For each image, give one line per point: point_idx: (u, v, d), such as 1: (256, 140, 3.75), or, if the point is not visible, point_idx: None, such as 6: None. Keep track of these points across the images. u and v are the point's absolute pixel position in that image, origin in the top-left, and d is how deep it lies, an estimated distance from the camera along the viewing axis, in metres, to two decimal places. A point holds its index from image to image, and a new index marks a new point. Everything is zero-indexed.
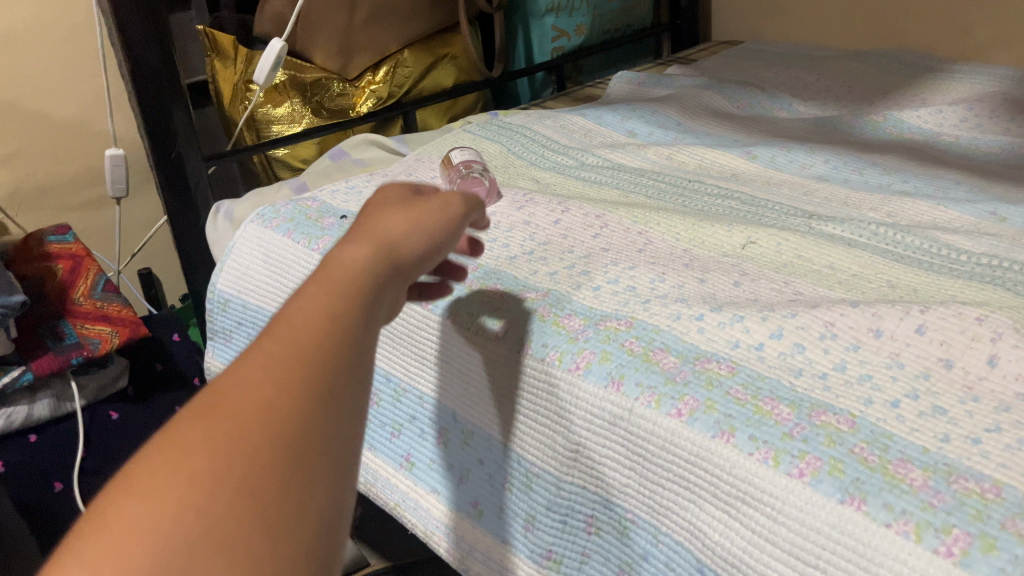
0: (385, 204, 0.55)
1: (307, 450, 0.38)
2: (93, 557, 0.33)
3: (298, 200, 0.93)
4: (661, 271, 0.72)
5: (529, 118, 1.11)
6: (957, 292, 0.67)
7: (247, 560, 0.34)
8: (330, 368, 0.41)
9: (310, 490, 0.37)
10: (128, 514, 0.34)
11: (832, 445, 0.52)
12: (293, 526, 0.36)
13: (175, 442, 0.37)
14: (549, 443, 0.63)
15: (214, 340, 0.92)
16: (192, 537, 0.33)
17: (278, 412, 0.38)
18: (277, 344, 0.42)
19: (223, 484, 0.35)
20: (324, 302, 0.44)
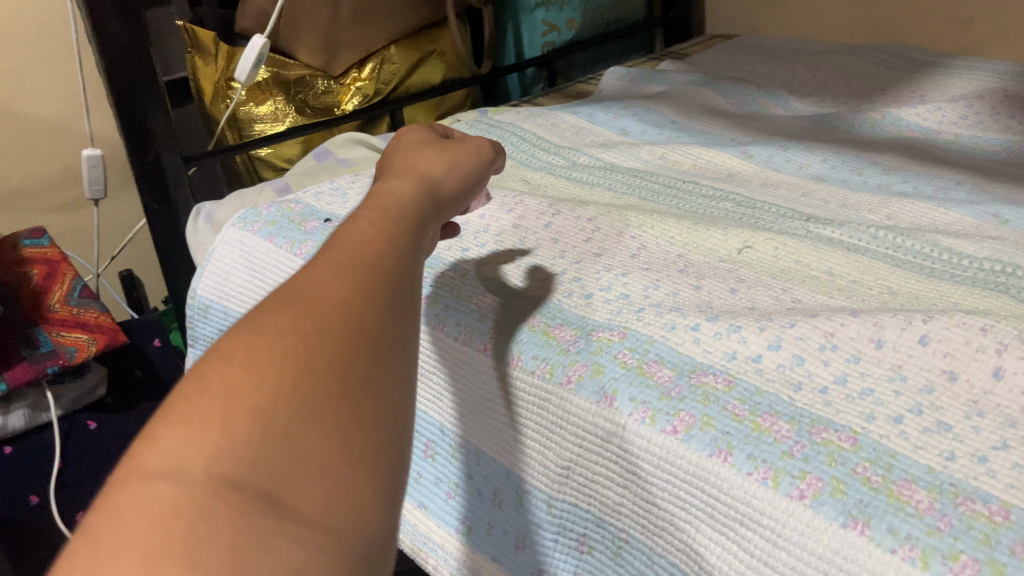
0: (406, 155, 0.66)
1: (379, 339, 0.43)
2: (199, 418, 0.35)
3: (281, 202, 0.90)
4: (655, 277, 0.70)
5: (519, 116, 1.08)
6: (961, 300, 0.65)
7: (341, 425, 0.38)
8: (387, 279, 0.46)
9: (385, 374, 0.41)
10: (230, 380, 0.37)
11: (833, 464, 0.50)
12: (375, 402, 0.40)
13: (262, 327, 0.40)
14: (541, 459, 0.61)
15: (195, 348, 0.89)
16: (290, 400, 0.37)
17: (349, 307, 0.43)
18: (339, 256, 0.47)
19: (312, 359, 0.39)
20: (375, 227, 0.51)
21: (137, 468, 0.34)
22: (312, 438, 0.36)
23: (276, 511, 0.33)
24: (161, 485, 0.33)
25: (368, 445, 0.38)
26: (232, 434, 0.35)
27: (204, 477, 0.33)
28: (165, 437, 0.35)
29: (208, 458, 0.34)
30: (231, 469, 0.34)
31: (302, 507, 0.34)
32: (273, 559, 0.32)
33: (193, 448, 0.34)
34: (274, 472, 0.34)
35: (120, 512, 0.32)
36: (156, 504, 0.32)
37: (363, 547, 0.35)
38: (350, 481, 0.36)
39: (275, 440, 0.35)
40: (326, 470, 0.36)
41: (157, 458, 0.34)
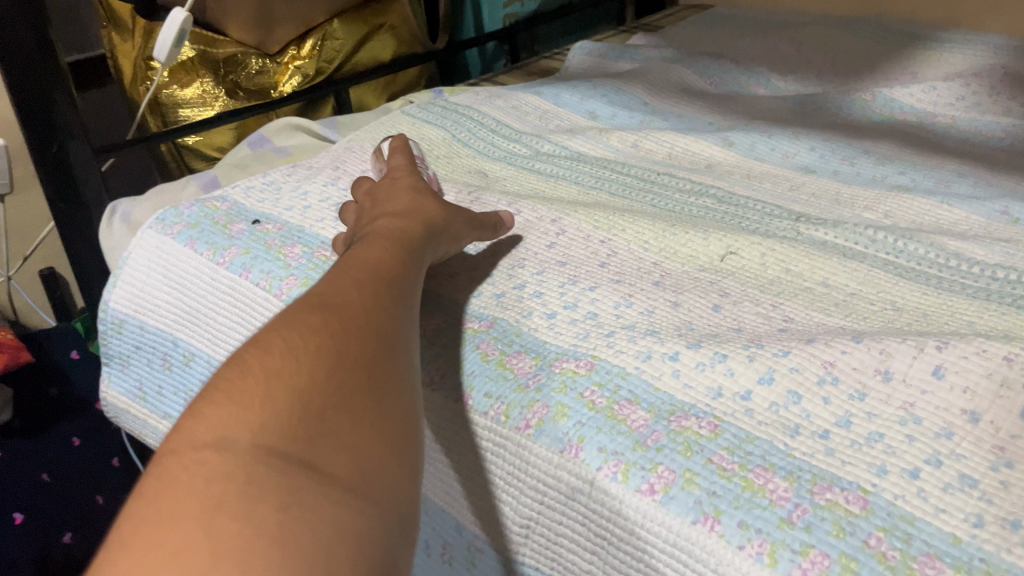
0: (403, 191, 0.65)
1: (394, 345, 0.44)
2: (241, 396, 0.36)
3: (205, 200, 0.80)
4: (627, 291, 0.61)
5: (477, 97, 0.98)
6: (975, 318, 0.57)
7: (369, 412, 0.39)
8: (395, 298, 0.49)
9: (402, 375, 0.43)
10: (267, 367, 0.38)
11: (841, 536, 0.42)
12: (396, 396, 0.41)
13: (293, 323, 0.42)
14: (495, 517, 0.52)
15: (111, 367, 0.79)
16: (323, 387, 0.38)
17: (368, 315, 0.45)
18: (354, 274, 0.49)
19: (340, 355, 0.40)
20: (382, 252, 0.53)
21: (182, 442, 0.34)
22: (344, 423, 0.37)
23: (320, 477, 0.34)
24: (209, 453, 0.33)
25: (392, 431, 0.39)
26: (274, 411, 0.36)
27: (251, 448, 0.34)
28: (208, 414, 0.36)
29: (251, 431, 0.35)
30: (275, 442, 0.34)
31: (340, 478, 0.34)
32: (317, 516, 0.32)
33: (238, 423, 0.35)
34: (312, 449, 0.35)
35: (174, 476, 0.32)
36: (207, 469, 0.32)
37: (397, 518, 0.35)
38: (381, 463, 0.37)
39: (312, 422, 0.36)
40: (358, 449, 0.37)
41: (202, 432, 0.35)
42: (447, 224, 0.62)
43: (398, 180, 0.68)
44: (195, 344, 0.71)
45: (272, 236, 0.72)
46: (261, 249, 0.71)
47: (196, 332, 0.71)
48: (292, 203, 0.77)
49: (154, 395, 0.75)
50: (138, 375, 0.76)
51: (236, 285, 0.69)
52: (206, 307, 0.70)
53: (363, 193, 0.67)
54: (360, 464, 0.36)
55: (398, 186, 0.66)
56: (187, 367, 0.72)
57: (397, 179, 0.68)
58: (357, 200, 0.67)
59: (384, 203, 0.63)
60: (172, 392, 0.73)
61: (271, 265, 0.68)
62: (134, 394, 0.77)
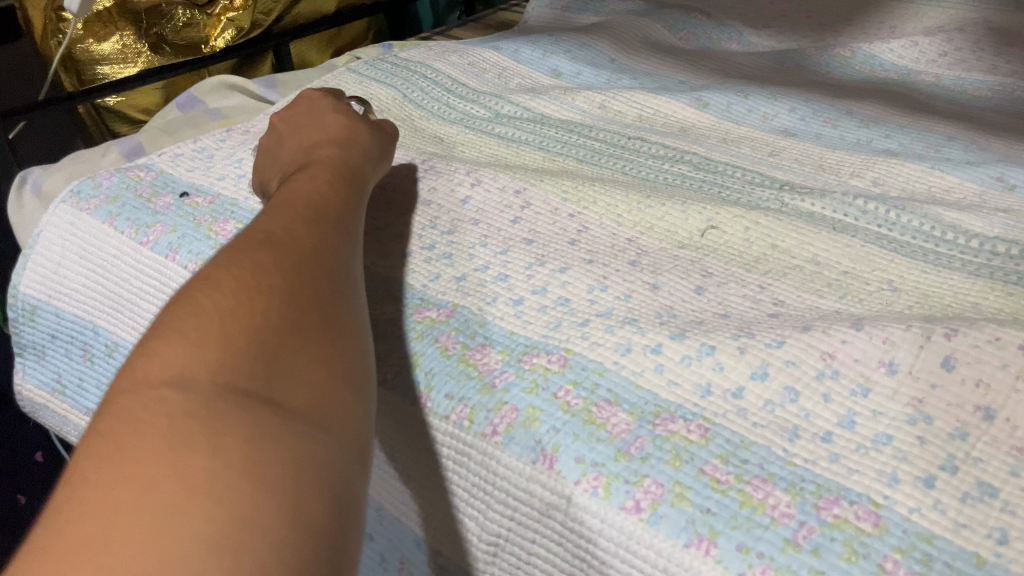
0: (324, 113, 0.62)
1: (344, 282, 0.42)
2: (193, 333, 0.33)
3: (127, 169, 0.71)
4: (601, 273, 0.55)
5: (430, 52, 0.91)
6: (979, 300, 0.52)
7: (325, 352, 0.36)
8: (345, 236, 0.46)
9: (351, 312, 0.40)
10: (218, 302, 0.35)
11: (853, 561, 0.37)
12: (350, 336, 0.39)
13: (243, 253, 0.39)
14: (459, 534, 0.46)
15: (25, 358, 0.70)
16: (280, 325, 0.35)
17: (317, 253, 0.42)
18: (297, 207, 0.46)
19: (293, 293, 0.37)
20: (325, 189, 0.50)
21: (137, 378, 0.31)
22: (302, 361, 0.35)
23: (286, 416, 0.32)
24: (166, 392, 0.31)
25: (348, 370, 0.37)
26: (231, 349, 0.33)
27: (210, 387, 0.31)
28: (160, 351, 0.32)
29: (208, 368, 0.32)
30: (236, 379, 0.32)
31: (303, 417, 0.32)
32: (287, 451, 0.30)
33: (192, 360, 0.32)
34: (272, 386, 0.33)
35: (133, 415, 0.30)
36: (166, 409, 0.30)
37: (356, 452, 0.34)
38: (341, 400, 0.35)
39: (270, 359, 0.33)
40: (319, 381, 0.35)
41: (155, 369, 0.32)
42: (376, 145, 0.61)
43: (315, 100, 0.64)
44: (119, 333, 0.63)
45: (202, 211, 0.65)
46: (189, 227, 0.63)
47: (118, 320, 0.63)
48: (224, 171, 0.70)
49: (74, 390, 0.67)
50: (55, 367, 0.68)
51: (162, 267, 0.61)
52: (129, 292, 0.62)
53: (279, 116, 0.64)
54: (319, 402, 0.34)
55: (316, 107, 0.63)
56: (110, 359, 0.64)
57: (307, 96, 0.66)
58: (276, 128, 0.63)
59: (309, 132, 0.60)
60: (93, 387, 0.65)
61: (200, 245, 0.61)
62: (52, 388, 0.69)
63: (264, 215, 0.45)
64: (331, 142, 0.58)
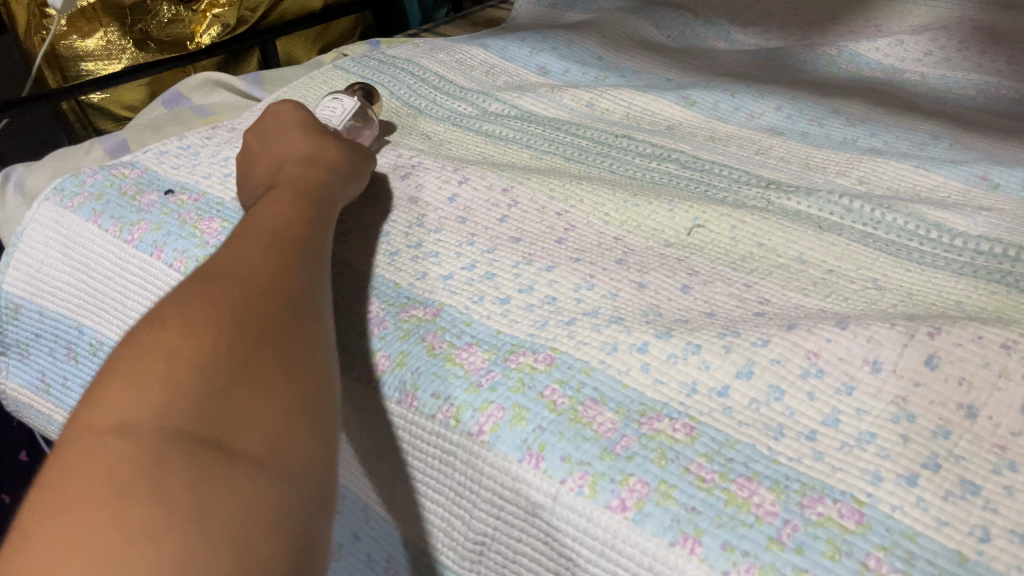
0: (293, 128, 0.61)
1: (303, 307, 0.42)
2: (139, 377, 0.34)
3: (111, 167, 0.71)
4: (588, 271, 0.55)
5: (417, 48, 0.90)
6: (963, 298, 0.52)
7: (279, 382, 0.36)
8: (307, 259, 0.46)
9: (311, 338, 0.40)
10: (166, 341, 0.35)
11: (837, 559, 0.37)
12: (309, 362, 0.39)
13: (195, 290, 0.39)
14: (445, 532, 0.47)
15: (8, 357, 0.70)
16: (230, 360, 0.35)
17: (274, 279, 0.42)
18: (257, 233, 0.46)
19: (244, 325, 0.37)
20: (288, 211, 0.50)
21: (85, 429, 0.32)
22: (254, 395, 0.35)
23: (233, 457, 0.32)
24: (111, 440, 0.31)
25: (306, 399, 0.37)
26: (177, 391, 0.33)
27: (155, 432, 0.31)
28: (107, 399, 0.33)
29: (154, 413, 0.32)
30: (182, 423, 0.32)
31: (253, 455, 0.33)
32: (232, 492, 0.30)
33: (138, 404, 0.32)
34: (220, 425, 0.33)
35: (77, 467, 0.30)
36: (111, 458, 0.30)
37: (312, 484, 0.34)
38: (297, 432, 0.35)
39: (218, 397, 0.34)
40: (271, 415, 0.35)
41: (101, 416, 0.32)
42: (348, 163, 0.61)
43: (286, 113, 0.63)
44: (103, 332, 0.62)
45: (187, 209, 0.64)
46: (174, 225, 0.62)
47: (102, 319, 0.63)
48: (210, 169, 0.69)
49: (58, 389, 0.67)
50: (39, 366, 0.68)
51: (146, 265, 0.61)
52: (113, 290, 0.62)
53: (251, 131, 0.63)
54: (272, 437, 0.34)
55: (285, 121, 0.62)
56: (94, 358, 0.63)
57: (280, 106, 0.64)
58: (248, 144, 0.62)
59: (277, 152, 0.60)
60: (78, 386, 0.65)
61: (185, 243, 0.60)
62: (36, 387, 0.68)
63: (223, 244, 0.45)
64: (299, 160, 0.58)
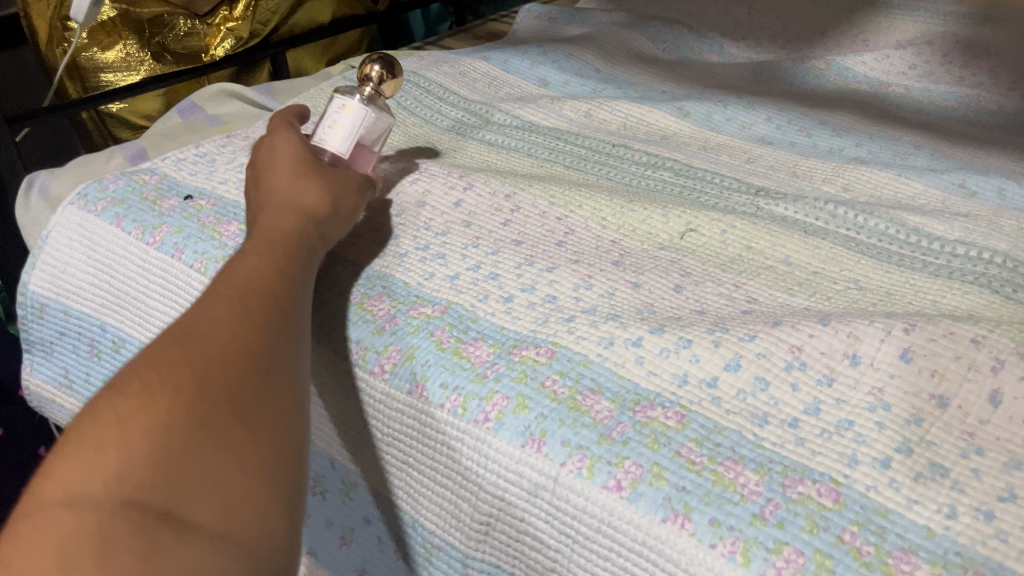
0: (283, 157, 0.57)
1: (271, 365, 0.41)
2: (93, 444, 0.33)
3: (131, 173, 0.74)
4: (587, 272, 0.58)
5: (423, 60, 0.94)
6: (939, 298, 0.56)
7: (237, 449, 0.36)
8: (283, 311, 0.44)
9: (277, 399, 0.40)
10: (122, 405, 0.35)
11: (815, 533, 0.40)
12: (270, 426, 0.38)
13: (161, 347, 0.38)
14: (452, 513, 0.50)
15: (32, 354, 0.73)
16: (186, 427, 0.35)
17: (241, 337, 0.40)
18: (234, 281, 0.44)
19: (206, 389, 0.37)
20: (265, 262, 0.47)
21: (36, 499, 0.32)
22: (208, 465, 0.34)
23: (183, 534, 0.32)
24: (61, 511, 0.31)
25: (263, 466, 0.37)
26: (130, 459, 0.33)
27: (105, 504, 0.31)
28: (61, 467, 0.33)
29: (105, 482, 0.32)
30: (132, 496, 0.32)
31: (203, 529, 0.33)
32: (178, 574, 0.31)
33: (90, 474, 0.32)
34: (172, 496, 0.33)
35: (25, 539, 0.30)
36: (58, 533, 0.30)
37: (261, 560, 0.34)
38: (250, 503, 0.35)
39: (172, 466, 0.34)
40: (225, 486, 0.35)
41: (54, 486, 0.32)
42: (331, 204, 0.55)
43: (279, 141, 0.58)
44: (125, 330, 0.66)
45: (206, 213, 0.67)
46: (194, 227, 0.66)
47: (125, 317, 0.66)
48: (226, 176, 0.73)
49: (81, 384, 0.70)
50: (62, 362, 0.71)
51: (168, 266, 0.64)
52: (136, 290, 0.65)
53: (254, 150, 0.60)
54: (224, 509, 0.34)
55: (277, 148, 0.58)
56: (116, 354, 0.67)
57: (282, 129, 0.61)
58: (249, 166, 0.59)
59: (262, 185, 0.56)
60: (100, 381, 0.69)
61: (205, 245, 0.64)
62: (59, 382, 0.72)
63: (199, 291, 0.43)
64: (283, 200, 0.53)
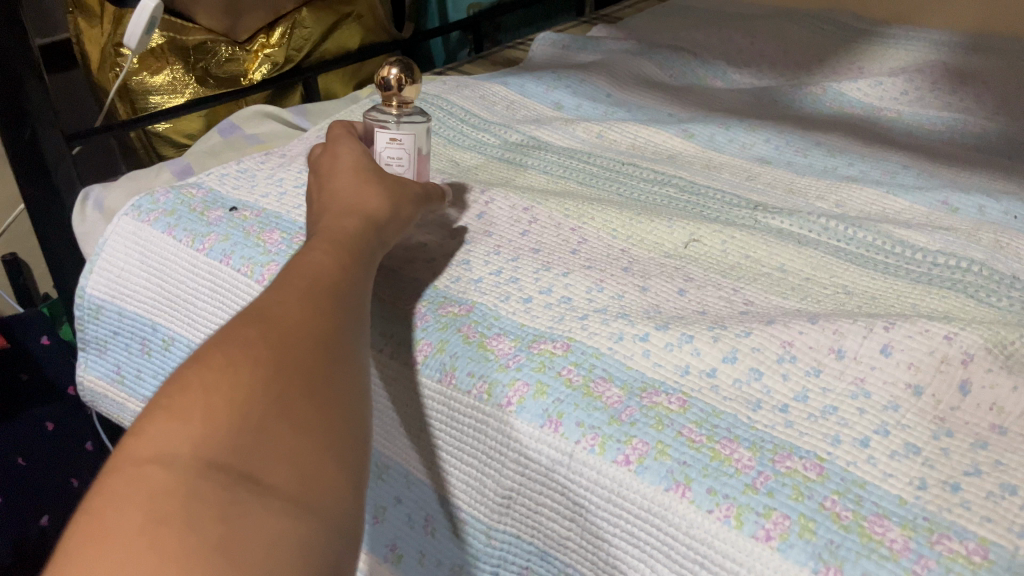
0: (344, 175, 0.61)
1: (341, 352, 0.42)
2: (179, 412, 0.35)
3: (180, 187, 0.81)
4: (599, 277, 0.64)
5: (446, 85, 1.01)
6: (919, 301, 0.61)
7: (311, 421, 0.37)
8: (348, 303, 0.46)
9: (347, 382, 0.41)
10: (206, 378, 0.36)
11: (800, 499, 0.46)
12: (342, 406, 0.39)
13: (238, 330, 0.40)
14: (477, 487, 0.55)
15: (87, 352, 0.80)
16: (264, 398, 0.36)
17: (311, 323, 0.42)
18: (301, 275, 0.46)
19: (283, 365, 0.38)
20: (328, 260, 0.49)
21: (125, 458, 0.33)
22: (285, 434, 0.36)
23: (262, 495, 0.33)
24: (150, 468, 0.32)
25: (336, 439, 0.38)
26: (214, 425, 0.34)
27: (191, 462, 0.33)
28: (149, 431, 0.34)
29: (191, 444, 0.34)
30: (216, 457, 0.33)
31: (282, 491, 0.34)
32: (257, 530, 0.31)
33: (178, 436, 0.34)
34: (252, 459, 0.34)
35: (115, 493, 0.31)
36: (147, 487, 0.31)
37: (339, 525, 0.35)
38: (325, 473, 0.36)
39: (252, 433, 0.35)
40: (302, 456, 0.36)
41: (143, 446, 0.33)
42: (393, 212, 0.60)
43: (340, 162, 0.62)
44: (175, 329, 0.72)
45: (250, 223, 0.74)
46: (240, 236, 0.72)
47: (175, 318, 0.72)
48: (267, 189, 0.79)
49: (133, 379, 0.77)
50: (116, 359, 0.78)
51: (216, 271, 0.70)
52: (185, 293, 0.71)
53: (316, 162, 0.65)
54: (300, 476, 0.35)
55: (339, 168, 0.62)
56: (166, 351, 0.73)
57: (339, 149, 0.65)
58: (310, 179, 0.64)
59: (324, 198, 0.59)
60: (151, 376, 0.75)
61: (251, 252, 0.70)
62: (112, 378, 0.79)
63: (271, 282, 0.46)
64: (342, 208, 0.57)
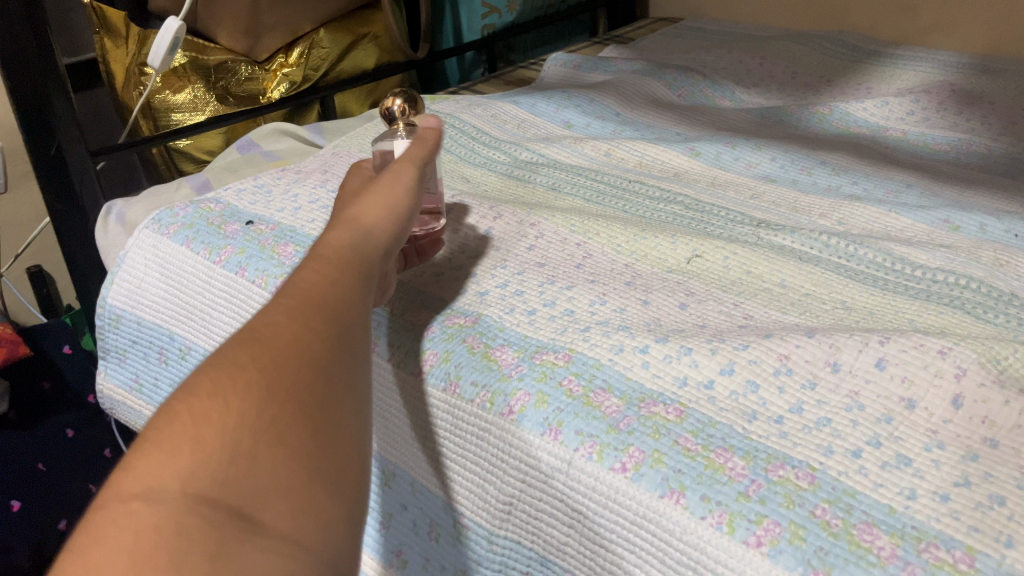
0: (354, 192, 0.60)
1: (340, 369, 0.41)
2: (168, 443, 0.34)
3: (199, 202, 0.83)
4: (602, 291, 0.66)
5: (458, 104, 1.03)
6: (916, 317, 0.63)
7: (304, 445, 0.37)
8: (350, 313, 0.45)
9: (344, 399, 0.40)
10: (196, 406, 0.36)
11: (791, 507, 0.47)
12: (339, 430, 0.39)
13: (231, 352, 0.39)
14: (479, 494, 0.57)
15: (107, 360, 0.83)
16: (257, 424, 0.36)
17: (307, 339, 0.41)
18: (301, 287, 0.45)
19: (274, 389, 0.38)
20: (329, 268, 0.48)
21: (114, 493, 0.33)
22: (276, 464, 0.35)
23: (251, 532, 0.33)
24: (138, 505, 0.32)
25: (330, 464, 0.37)
26: (202, 456, 0.34)
27: (178, 498, 0.32)
28: (137, 463, 0.34)
29: (180, 478, 0.33)
30: (204, 490, 0.33)
31: (272, 527, 0.34)
32: (244, 571, 0.31)
33: (166, 469, 0.33)
34: (242, 492, 0.34)
35: (102, 534, 0.31)
36: (135, 525, 0.31)
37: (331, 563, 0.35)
38: (321, 504, 0.36)
39: (242, 463, 0.34)
40: (295, 485, 0.35)
41: (131, 482, 0.33)
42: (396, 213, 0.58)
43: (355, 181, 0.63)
44: (191, 338, 0.74)
45: (265, 236, 0.76)
46: (255, 248, 0.74)
47: (192, 328, 0.74)
48: (283, 204, 0.81)
49: (150, 387, 0.79)
50: (134, 368, 0.80)
51: (232, 282, 0.72)
52: (202, 304, 0.74)
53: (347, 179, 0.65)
54: (293, 507, 0.35)
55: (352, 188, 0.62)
56: (183, 360, 0.75)
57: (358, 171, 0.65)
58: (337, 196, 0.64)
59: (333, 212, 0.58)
60: (167, 384, 0.78)
61: (266, 264, 0.72)
62: (130, 386, 0.82)
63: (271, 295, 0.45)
64: (345, 216, 0.56)
